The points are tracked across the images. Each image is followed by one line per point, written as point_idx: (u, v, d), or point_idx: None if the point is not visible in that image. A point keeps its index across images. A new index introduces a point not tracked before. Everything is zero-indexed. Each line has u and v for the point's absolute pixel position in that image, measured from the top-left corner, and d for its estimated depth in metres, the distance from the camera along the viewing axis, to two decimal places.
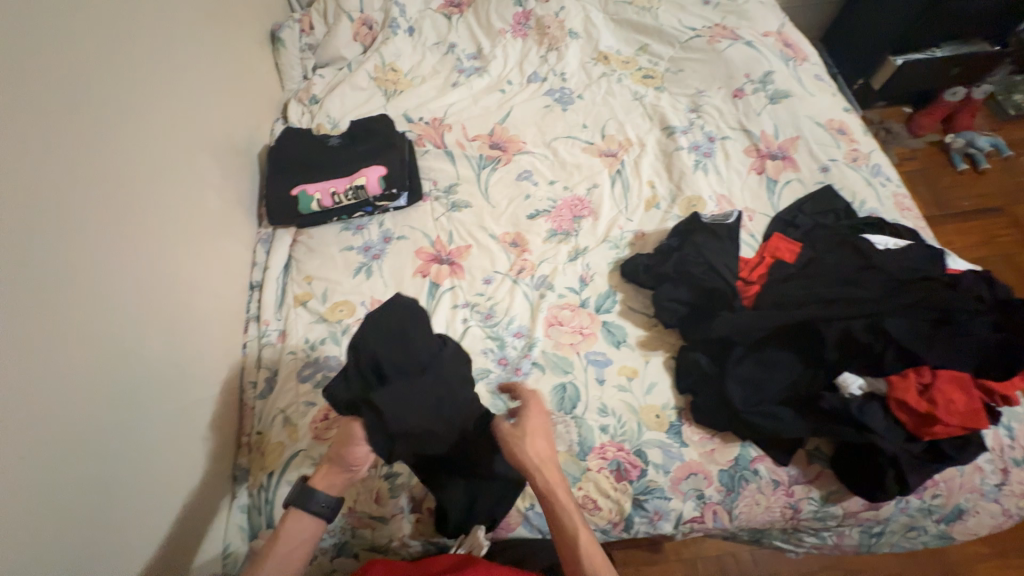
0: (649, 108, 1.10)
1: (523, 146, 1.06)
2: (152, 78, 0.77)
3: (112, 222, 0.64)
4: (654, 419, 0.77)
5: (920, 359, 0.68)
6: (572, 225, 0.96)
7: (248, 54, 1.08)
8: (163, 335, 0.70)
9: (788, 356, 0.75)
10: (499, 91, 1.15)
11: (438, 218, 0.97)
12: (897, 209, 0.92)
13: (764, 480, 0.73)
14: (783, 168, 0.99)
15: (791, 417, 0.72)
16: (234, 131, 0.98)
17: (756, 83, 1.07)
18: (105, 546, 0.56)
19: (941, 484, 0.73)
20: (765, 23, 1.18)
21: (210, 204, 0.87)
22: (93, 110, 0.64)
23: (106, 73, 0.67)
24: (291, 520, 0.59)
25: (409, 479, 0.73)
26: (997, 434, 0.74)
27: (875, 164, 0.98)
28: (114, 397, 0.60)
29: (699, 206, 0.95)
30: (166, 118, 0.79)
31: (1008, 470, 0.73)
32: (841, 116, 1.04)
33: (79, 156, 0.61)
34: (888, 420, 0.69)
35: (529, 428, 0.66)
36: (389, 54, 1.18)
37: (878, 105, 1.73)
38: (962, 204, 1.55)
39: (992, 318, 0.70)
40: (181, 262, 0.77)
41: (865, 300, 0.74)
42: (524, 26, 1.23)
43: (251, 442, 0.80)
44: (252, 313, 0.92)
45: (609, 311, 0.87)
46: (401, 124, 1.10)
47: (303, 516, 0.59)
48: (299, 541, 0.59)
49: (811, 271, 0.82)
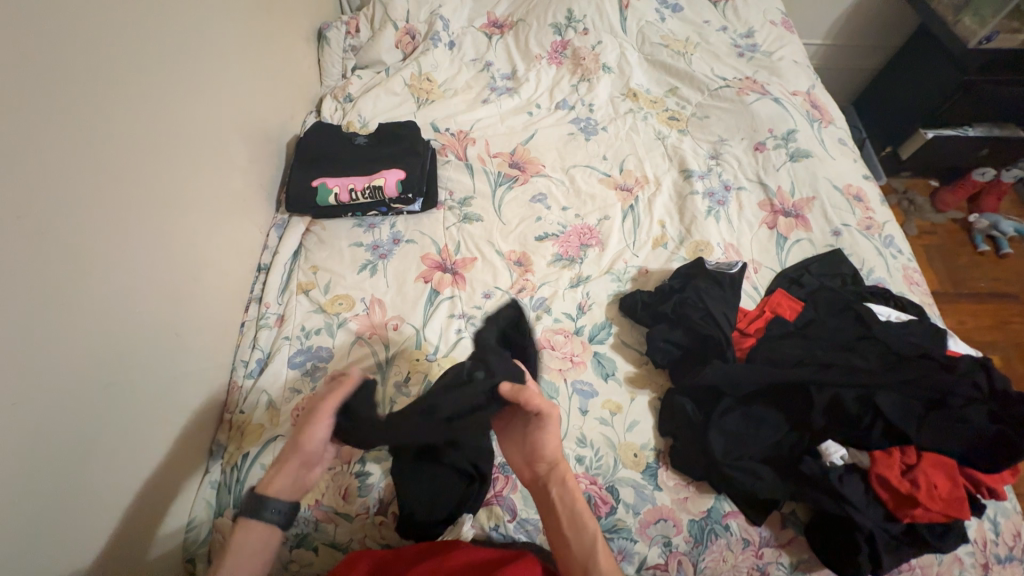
0: (670, 148, 1.12)
1: (541, 169, 1.08)
2: (196, 59, 0.81)
3: (135, 188, 0.67)
4: (632, 458, 0.77)
5: (908, 439, 0.67)
6: (578, 253, 0.97)
7: (294, 48, 1.13)
8: (165, 303, 0.72)
9: (773, 414, 0.75)
10: (526, 113, 1.18)
11: (449, 228, 0.99)
12: (904, 283, 0.92)
13: (734, 536, 0.71)
14: (794, 226, 0.99)
15: (770, 477, 0.70)
16: (268, 118, 1.02)
17: (778, 139, 1.08)
18: (70, 502, 0.57)
19: (917, 571, 0.69)
20: (796, 82, 1.20)
21: (232, 184, 0.90)
22: (131, 79, 0.67)
23: (151, 49, 0.71)
24: (242, 532, 0.59)
25: (379, 481, 0.73)
26: (982, 527, 0.72)
27: (887, 235, 0.98)
28: (107, 356, 0.62)
29: (706, 251, 0.95)
30: (203, 98, 0.82)
31: (989, 566, 0.70)
32: (859, 183, 1.04)
33: (111, 123, 0.64)
34: (868, 496, 0.68)
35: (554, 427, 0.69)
36: (427, 64, 1.22)
37: (903, 175, 1.73)
38: (978, 285, 1.53)
39: (988, 408, 0.68)
40: (195, 235, 0.79)
41: (859, 370, 0.73)
42: (560, 54, 1.26)
43: (232, 420, 0.80)
44: (255, 293, 0.94)
45: (602, 342, 0.87)
46: (427, 132, 1.14)
47: (252, 526, 0.59)
48: (256, 550, 0.59)
49: (809, 331, 0.81)
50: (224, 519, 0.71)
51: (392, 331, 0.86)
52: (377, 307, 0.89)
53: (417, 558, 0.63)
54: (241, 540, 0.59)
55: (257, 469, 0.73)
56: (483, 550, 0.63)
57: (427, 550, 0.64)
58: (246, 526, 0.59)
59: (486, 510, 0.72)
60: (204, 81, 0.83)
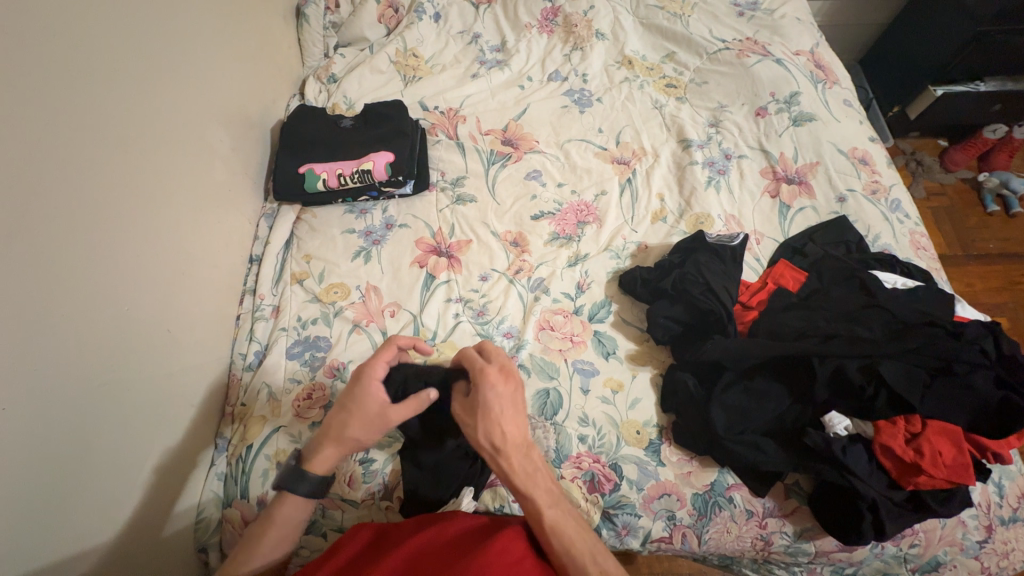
0: (668, 118, 1.08)
1: (535, 145, 1.05)
2: (166, 43, 0.76)
3: (117, 183, 0.65)
4: (634, 435, 0.76)
5: (913, 409, 0.66)
6: (575, 231, 0.95)
7: (271, 27, 1.09)
8: (157, 299, 0.71)
9: (778, 388, 0.73)
10: (517, 87, 1.13)
11: (442, 210, 0.97)
12: (911, 248, 0.90)
13: (737, 508, 0.72)
14: (798, 194, 0.96)
15: (773, 449, 0.70)
16: (248, 103, 0.98)
17: (780, 103, 1.04)
18: (78, 501, 0.57)
19: (921, 535, 0.71)
20: (799, 41, 1.15)
21: (216, 174, 0.87)
22: (104, 71, 0.64)
23: (119, 32, 0.67)
24: (288, 504, 0.62)
25: (384, 467, 0.73)
26: (986, 490, 0.72)
27: (894, 199, 0.95)
28: (103, 356, 0.61)
29: (707, 224, 0.93)
30: (178, 84, 0.78)
31: (992, 527, 0.71)
32: (865, 146, 1.00)
33: (87, 118, 0.61)
34: (871, 464, 0.68)
35: (481, 414, 0.61)
36: (412, 39, 1.17)
37: (912, 135, 1.67)
38: (987, 246, 1.50)
39: (995, 373, 0.68)
40: (182, 228, 0.77)
41: (863, 340, 0.72)
42: (551, 22, 1.21)
43: (234, 412, 0.80)
44: (249, 285, 0.93)
45: (602, 321, 0.86)
46: (416, 111, 1.10)
47: (298, 499, 0.62)
48: (296, 519, 0.62)
49: (811, 302, 0.80)
50: (233, 509, 0.72)
51: (389, 318, 0.85)
52: (373, 295, 0.87)
53: (414, 525, 0.62)
54: (285, 513, 0.62)
55: (262, 459, 0.74)
56: (479, 517, 0.63)
57: (422, 523, 0.62)
58: (293, 500, 0.62)
59: (490, 492, 0.73)
60: (177, 66, 0.79)
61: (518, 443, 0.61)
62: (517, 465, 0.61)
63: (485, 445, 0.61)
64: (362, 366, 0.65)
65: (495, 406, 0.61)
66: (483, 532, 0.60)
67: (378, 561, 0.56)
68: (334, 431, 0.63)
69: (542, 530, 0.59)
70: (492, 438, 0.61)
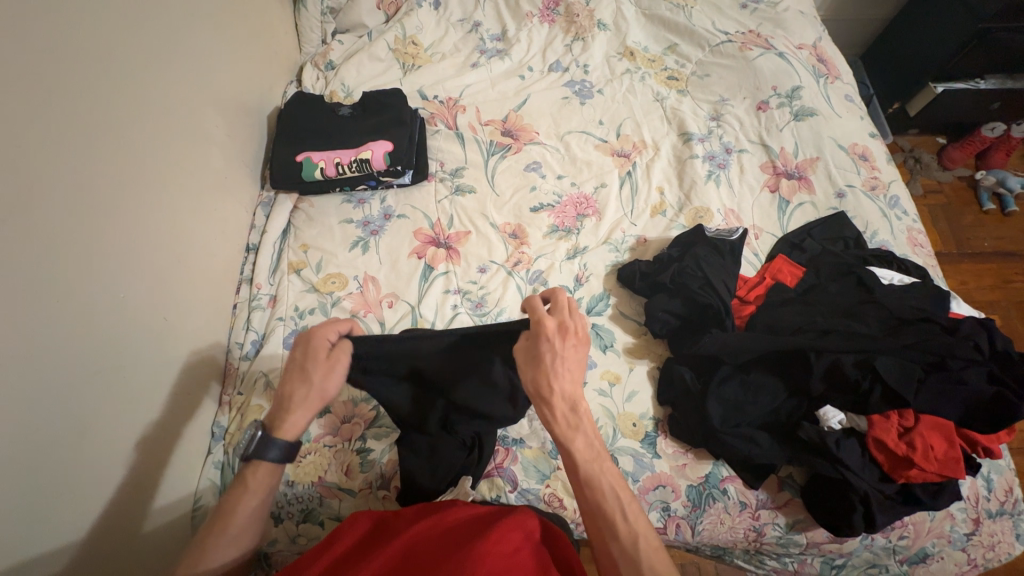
0: (669, 111, 1.07)
1: (534, 137, 1.04)
2: (160, 26, 0.75)
3: (110, 171, 0.64)
4: (631, 427, 0.77)
5: (907, 403, 0.67)
6: (574, 223, 0.95)
7: (268, 12, 1.06)
8: (152, 288, 0.70)
9: (773, 382, 0.74)
10: (518, 77, 1.12)
11: (441, 201, 0.96)
12: (908, 245, 0.90)
13: (731, 500, 0.73)
14: (797, 189, 0.96)
15: (768, 442, 0.71)
16: (245, 90, 0.97)
17: (782, 98, 1.04)
18: (74, 488, 0.57)
19: (910, 527, 0.72)
20: (802, 35, 1.14)
21: (212, 161, 0.86)
22: (97, 56, 0.63)
23: (112, 15, 0.66)
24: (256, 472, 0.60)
25: (382, 457, 0.74)
26: (975, 484, 0.73)
27: (893, 195, 0.95)
28: (98, 343, 0.60)
29: (706, 218, 0.93)
30: (172, 68, 0.77)
31: (980, 520, 0.72)
32: (866, 141, 1.00)
33: (80, 104, 0.60)
34: (865, 458, 0.69)
35: (535, 358, 0.62)
36: (411, 27, 1.15)
37: (911, 132, 1.67)
38: (982, 245, 1.51)
39: (988, 369, 0.69)
40: (178, 216, 0.76)
41: (860, 335, 0.72)
42: (552, 12, 1.19)
43: (232, 401, 0.80)
44: (245, 274, 0.92)
45: (600, 314, 0.86)
46: (415, 100, 1.09)
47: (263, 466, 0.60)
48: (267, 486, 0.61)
49: (809, 297, 0.80)
50: None
51: (387, 308, 0.85)
52: (371, 285, 0.87)
53: (414, 515, 0.62)
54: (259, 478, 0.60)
55: None
56: (476, 508, 0.63)
57: (421, 510, 0.63)
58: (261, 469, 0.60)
59: (488, 482, 0.74)
60: (173, 51, 0.77)
61: (567, 395, 0.60)
62: (560, 412, 0.60)
63: (532, 388, 0.61)
64: (308, 330, 0.64)
65: (547, 355, 0.61)
66: (481, 522, 0.60)
67: (381, 547, 0.57)
68: (290, 393, 0.62)
69: (580, 479, 0.59)
70: (537, 383, 0.61)
